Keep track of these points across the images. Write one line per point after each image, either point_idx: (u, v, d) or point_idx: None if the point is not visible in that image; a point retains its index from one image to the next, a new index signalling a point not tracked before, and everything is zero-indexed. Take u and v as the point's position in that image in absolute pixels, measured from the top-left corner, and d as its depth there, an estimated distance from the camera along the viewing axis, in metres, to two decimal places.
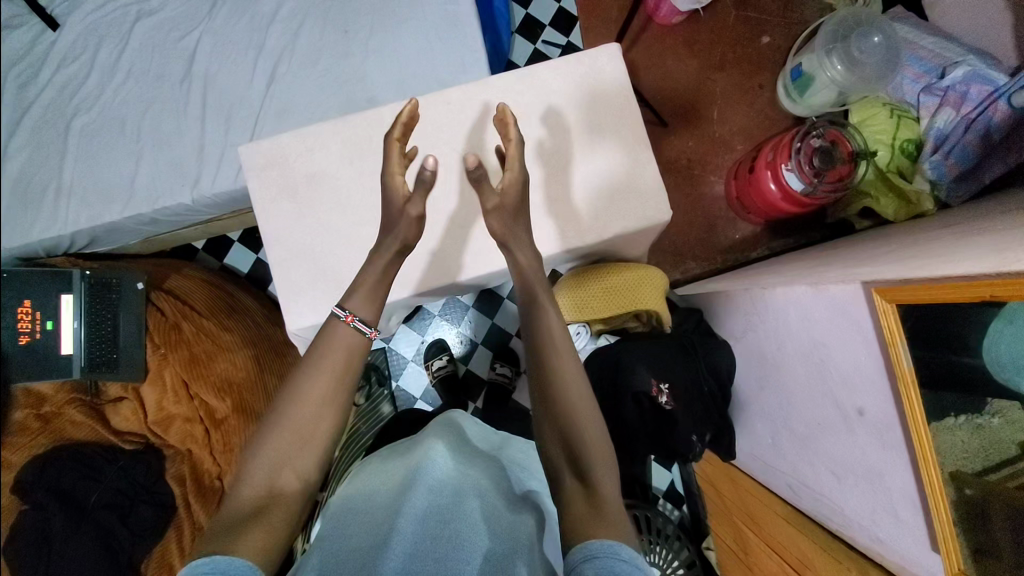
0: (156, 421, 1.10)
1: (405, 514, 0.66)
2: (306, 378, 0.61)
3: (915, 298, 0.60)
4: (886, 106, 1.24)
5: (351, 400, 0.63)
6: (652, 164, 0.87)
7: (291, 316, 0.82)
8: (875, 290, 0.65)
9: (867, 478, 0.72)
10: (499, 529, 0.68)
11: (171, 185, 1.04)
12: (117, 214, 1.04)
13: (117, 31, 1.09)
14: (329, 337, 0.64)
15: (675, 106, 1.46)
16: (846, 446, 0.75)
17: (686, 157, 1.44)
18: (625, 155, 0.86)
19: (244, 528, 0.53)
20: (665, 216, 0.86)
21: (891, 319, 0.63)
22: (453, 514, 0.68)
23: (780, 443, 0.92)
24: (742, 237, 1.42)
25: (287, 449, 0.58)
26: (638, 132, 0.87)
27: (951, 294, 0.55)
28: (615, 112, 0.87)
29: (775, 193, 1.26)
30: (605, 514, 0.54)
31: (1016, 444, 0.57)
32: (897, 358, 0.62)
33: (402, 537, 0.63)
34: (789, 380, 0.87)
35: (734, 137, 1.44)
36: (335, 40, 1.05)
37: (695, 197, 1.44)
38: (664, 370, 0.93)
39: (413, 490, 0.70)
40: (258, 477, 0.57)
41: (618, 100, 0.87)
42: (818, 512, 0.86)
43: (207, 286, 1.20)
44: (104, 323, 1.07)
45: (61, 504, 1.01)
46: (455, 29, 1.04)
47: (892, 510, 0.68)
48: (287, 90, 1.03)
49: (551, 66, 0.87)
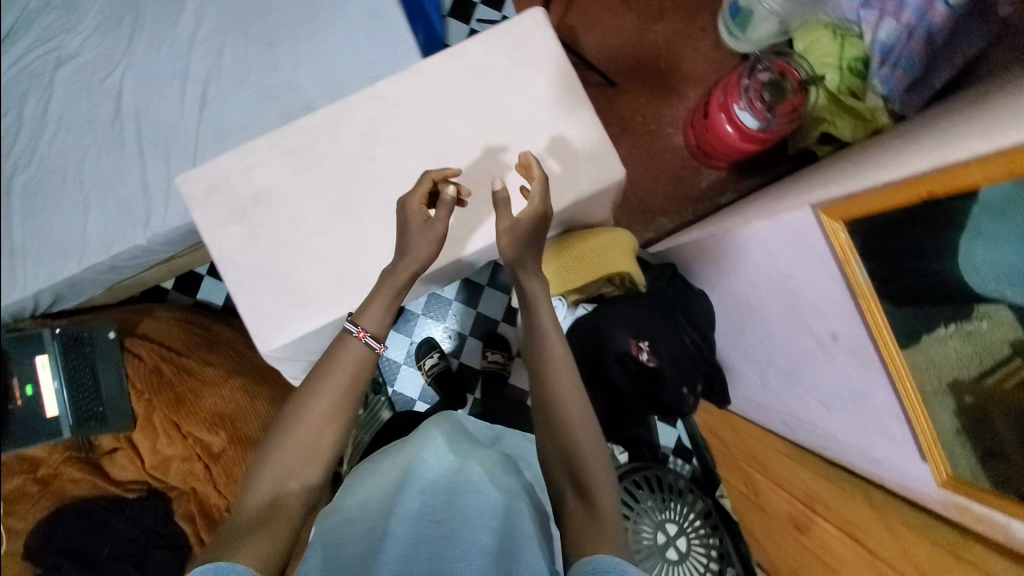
0: (155, 465, 1.10)
1: (397, 521, 0.66)
2: (313, 390, 0.63)
3: (861, 210, 0.63)
4: (829, 28, 1.22)
5: (354, 412, 0.65)
6: (598, 124, 0.84)
7: (264, 339, 0.80)
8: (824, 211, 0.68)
9: (854, 400, 0.72)
10: (499, 518, 0.69)
11: (123, 229, 1.03)
12: (75, 267, 1.03)
13: (36, 82, 1.06)
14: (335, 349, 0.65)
15: (621, 64, 1.43)
16: (827, 373, 0.75)
17: (640, 114, 1.43)
18: (568, 121, 0.84)
19: (252, 535, 0.55)
20: (619, 174, 0.84)
21: (840, 238, 0.65)
22: (450, 511, 0.69)
23: (769, 382, 0.93)
24: (708, 185, 1.41)
25: (294, 462, 0.60)
26: (578, 93, 0.84)
27: (896, 199, 0.59)
28: (552, 77, 0.84)
29: (731, 135, 1.25)
30: (605, 526, 0.57)
31: (1008, 344, 0.55)
32: (851, 274, 0.64)
33: (394, 545, 0.64)
34: (765, 318, 0.87)
35: (684, 85, 1.43)
36: (260, 53, 1.02)
37: (655, 153, 1.43)
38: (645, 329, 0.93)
39: (405, 493, 0.70)
40: (267, 488, 0.59)
41: (554, 63, 0.84)
42: (815, 444, 0.87)
43: (181, 325, 1.19)
44: (83, 379, 1.05)
45: (75, 563, 1.02)
46: (379, 22, 1.02)
47: (883, 429, 0.68)
48: (222, 112, 1.01)
49: (476, 40, 0.84)
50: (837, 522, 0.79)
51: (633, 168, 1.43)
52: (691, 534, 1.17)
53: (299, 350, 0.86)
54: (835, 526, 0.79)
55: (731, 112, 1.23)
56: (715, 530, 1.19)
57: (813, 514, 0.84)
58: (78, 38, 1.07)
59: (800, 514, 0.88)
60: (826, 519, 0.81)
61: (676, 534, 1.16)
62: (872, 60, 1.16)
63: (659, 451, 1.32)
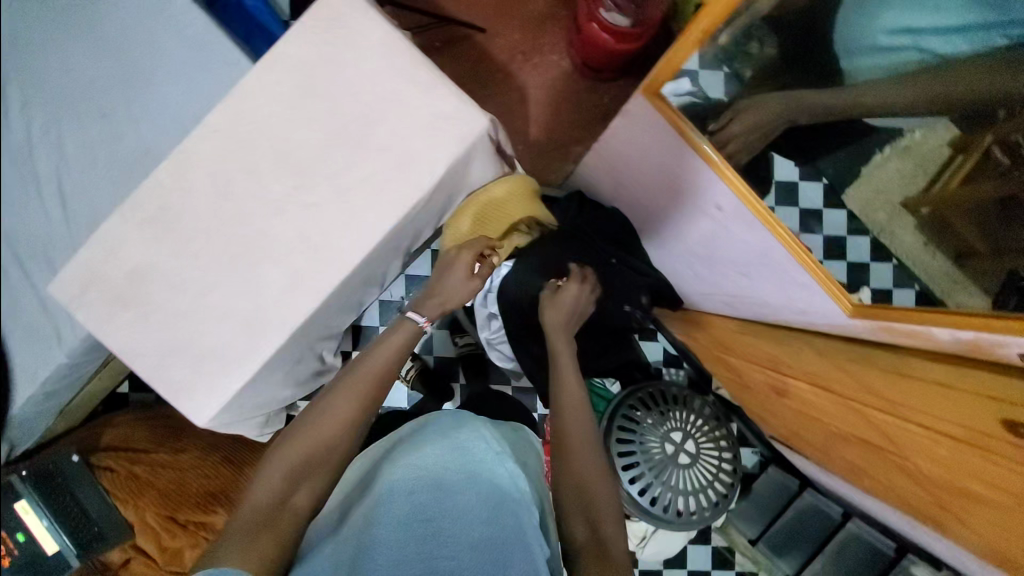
0: (167, 562, 1.07)
1: (387, 530, 0.69)
2: (339, 390, 0.80)
3: (658, 82, 0.86)
4: None
5: (371, 420, 0.81)
6: (445, 80, 0.80)
7: (196, 409, 0.78)
8: (641, 92, 0.88)
9: (758, 262, 0.85)
10: (486, 507, 0.72)
11: (40, 354, 0.99)
12: (10, 408, 0.99)
13: None
14: (373, 359, 0.84)
15: (483, 6, 1.36)
16: (738, 246, 0.87)
17: (519, 50, 1.37)
18: (414, 87, 0.79)
19: (254, 534, 0.67)
20: (484, 120, 0.80)
21: (660, 109, 0.85)
22: (443, 508, 0.71)
23: (698, 269, 0.99)
24: (609, 99, 1.38)
25: (312, 462, 0.76)
26: (413, 56, 0.79)
27: (660, 71, 0.85)
28: (381, 47, 0.79)
29: (609, 41, 1.20)
30: (609, 564, 0.68)
31: (946, 145, 0.85)
32: (698, 143, 0.80)
33: (392, 551, 0.67)
34: (677, 215, 0.94)
35: (552, 6, 1.37)
36: (101, 130, 0.98)
37: (547, 85, 1.38)
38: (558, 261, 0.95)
39: (393, 500, 0.71)
40: (276, 484, 0.73)
41: (377, 33, 0.79)
42: (758, 314, 0.97)
43: (142, 422, 1.17)
44: (68, 506, 1.03)
45: None
46: (209, 56, 0.97)
47: (796, 281, 0.82)
48: (89, 202, 0.98)
49: (290, 36, 0.78)
50: (806, 377, 0.88)
51: (531, 108, 1.38)
52: (699, 436, 1.16)
53: (242, 408, 0.85)
54: (806, 384, 0.88)
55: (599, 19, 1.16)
56: (718, 421, 1.20)
57: (782, 374, 0.92)
58: None
59: (778, 378, 0.93)
60: (796, 379, 0.90)
61: (684, 440, 1.15)
62: None
63: (650, 367, 1.31)
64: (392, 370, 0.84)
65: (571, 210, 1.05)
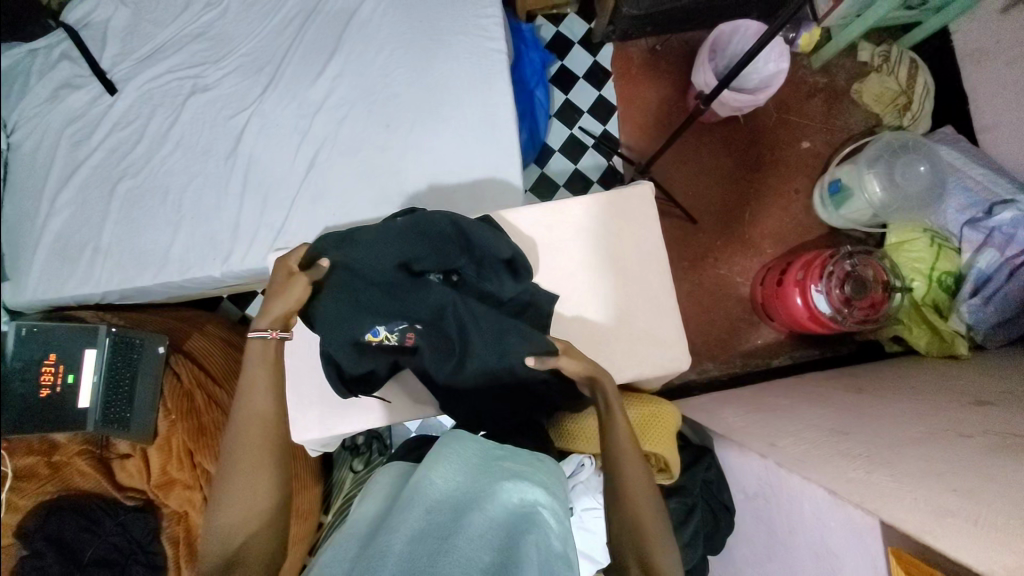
0: (158, 485, 1.09)
1: (400, 532, 0.63)
2: (246, 401, 0.74)
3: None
4: (926, 233, 1.25)
5: (284, 429, 0.75)
6: (672, 312, 0.94)
7: (310, 423, 0.90)
8: (891, 549, 0.59)
9: None
10: (449, 506, 0.68)
11: (203, 259, 1.08)
12: (149, 280, 1.08)
13: (169, 103, 1.14)
14: (250, 392, 0.74)
15: (706, 202, 1.44)
16: None
17: (713, 255, 1.42)
18: (646, 303, 0.94)
19: None
20: (686, 366, 0.93)
21: None
22: (422, 510, 0.67)
23: None
24: (764, 343, 1.39)
25: (236, 516, 0.68)
26: (662, 280, 0.95)
27: None
28: (649, 257, 0.95)
29: (801, 311, 1.22)
30: None
31: None
32: None
33: (397, 548, 0.61)
34: (793, 560, 0.79)
35: (764, 239, 1.43)
36: (376, 132, 1.09)
37: (719, 296, 1.41)
38: (366, 316, 0.78)
39: (407, 511, 0.66)
40: (223, 534, 0.68)
41: (651, 245, 0.95)
42: None
43: (223, 348, 1.25)
44: (122, 382, 1.07)
45: (59, 557, 1.01)
46: (490, 132, 1.09)
47: None
48: (326, 177, 1.08)
49: (580, 202, 0.96)
50: None
51: (693, 305, 1.40)
52: None
53: (400, 400, 0.90)
54: None
55: (806, 291, 1.20)
56: None
57: None
58: (218, 72, 1.15)
59: None
60: None
61: None
62: (965, 282, 1.19)
63: None
64: (264, 392, 0.75)
65: (686, 458, 1.00)
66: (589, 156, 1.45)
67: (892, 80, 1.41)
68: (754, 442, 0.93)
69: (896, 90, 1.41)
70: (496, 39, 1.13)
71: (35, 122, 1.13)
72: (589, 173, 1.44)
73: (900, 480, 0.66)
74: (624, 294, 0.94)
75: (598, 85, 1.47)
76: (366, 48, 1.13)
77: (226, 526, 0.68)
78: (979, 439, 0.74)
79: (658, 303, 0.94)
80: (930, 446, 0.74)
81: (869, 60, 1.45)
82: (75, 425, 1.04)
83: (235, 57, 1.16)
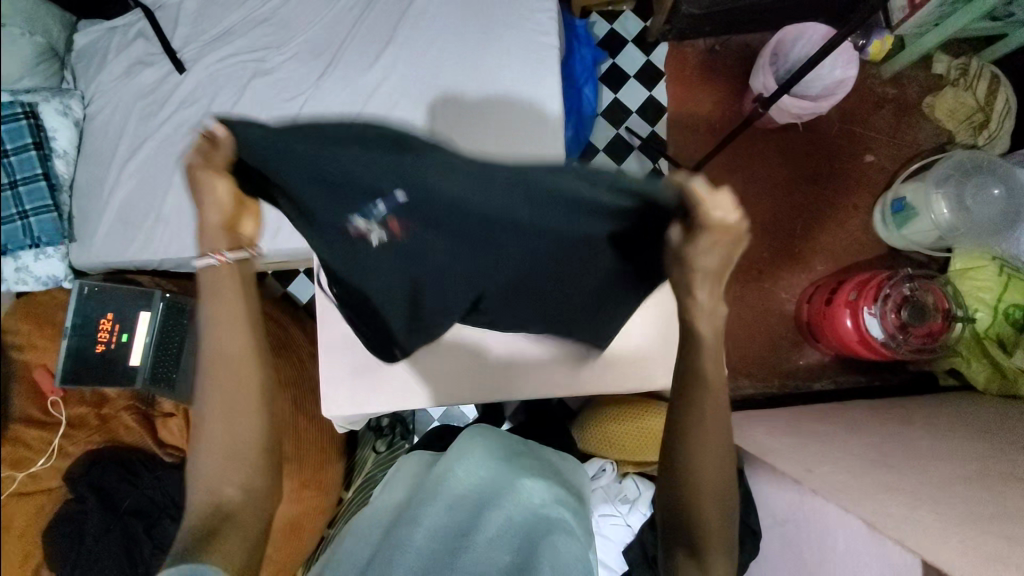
0: None
1: (421, 526, 0.70)
2: (217, 335, 0.64)
3: None
4: (995, 261, 1.17)
5: (269, 363, 0.68)
6: None
7: (340, 401, 0.92)
8: None
9: None
10: (470, 503, 0.74)
11: (252, 234, 1.13)
12: (201, 251, 1.14)
13: (232, 83, 1.19)
14: (218, 328, 0.64)
15: (756, 213, 1.38)
16: None
17: (760, 267, 1.36)
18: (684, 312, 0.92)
19: (214, 531, 0.63)
20: None
21: None
22: (443, 505, 0.73)
23: None
24: (806, 365, 1.33)
25: (218, 463, 0.65)
26: None
27: None
28: None
29: (850, 334, 1.16)
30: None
31: None
32: None
33: (417, 542, 0.68)
34: None
35: (815, 255, 1.36)
36: (424, 122, 1.11)
37: (761, 311, 1.35)
38: (326, 194, 0.54)
39: (429, 506, 0.73)
40: (207, 487, 0.65)
41: None
42: None
43: (266, 321, 1.28)
44: (172, 343, 1.14)
45: (100, 502, 1.06)
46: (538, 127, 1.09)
47: None
48: None
49: None
50: None
51: (733, 319, 1.35)
52: None
53: (444, 384, 0.92)
54: None
55: (857, 313, 1.14)
56: None
57: None
58: (279, 56, 1.19)
59: None
60: None
61: None
62: None
63: None
64: (239, 330, 0.65)
65: None
66: (636, 159, 1.42)
67: (969, 95, 1.32)
68: (785, 466, 0.89)
69: (973, 106, 1.32)
70: (549, 34, 1.12)
71: (110, 95, 1.20)
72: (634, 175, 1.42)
73: (947, 519, 0.62)
74: (662, 301, 0.92)
75: (650, 86, 1.44)
76: (420, 39, 1.14)
77: (210, 481, 0.65)
78: None
79: None
80: (981, 488, 0.69)
81: (946, 73, 1.37)
82: (125, 380, 1.10)
83: (295, 43, 1.20)
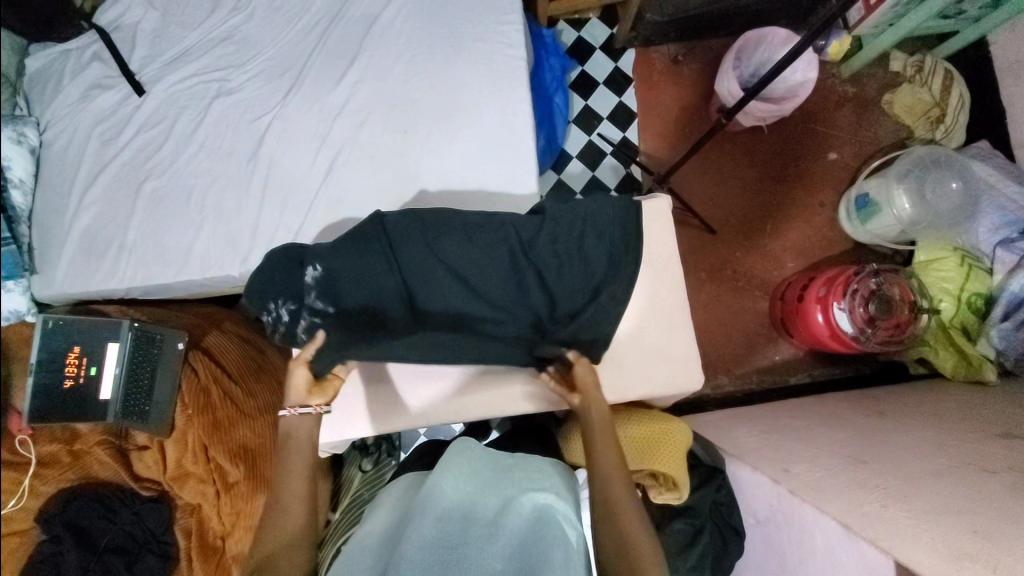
0: (174, 477, 1.11)
1: (412, 540, 0.69)
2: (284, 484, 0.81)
3: None
4: (957, 252, 1.21)
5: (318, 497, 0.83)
6: (683, 329, 0.95)
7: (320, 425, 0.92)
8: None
9: None
10: (459, 514, 0.74)
11: (222, 258, 1.11)
12: (170, 277, 1.11)
13: (195, 104, 1.16)
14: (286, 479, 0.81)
15: (727, 214, 1.41)
16: None
17: (733, 267, 1.39)
18: (660, 320, 0.94)
19: None
20: (694, 382, 0.94)
21: None
22: (433, 520, 0.72)
23: None
24: (782, 359, 1.36)
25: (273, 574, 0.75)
26: (673, 298, 0.95)
27: None
28: (664, 273, 0.95)
29: (822, 329, 1.20)
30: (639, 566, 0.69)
31: None
32: None
33: (410, 555, 0.67)
34: None
35: (786, 252, 1.39)
36: (394, 137, 1.10)
37: (736, 310, 1.38)
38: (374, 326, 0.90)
39: (419, 519, 0.71)
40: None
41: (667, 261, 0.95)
42: None
43: (242, 346, 1.26)
44: (142, 375, 1.09)
45: (77, 543, 1.03)
46: (509, 140, 1.09)
47: None
48: (345, 181, 1.09)
49: (591, 199, 0.94)
50: None
51: (709, 319, 1.37)
52: None
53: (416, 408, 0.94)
54: None
55: (827, 309, 1.17)
56: None
57: None
58: (242, 76, 1.17)
59: None
60: None
61: None
62: (996, 305, 1.13)
63: None
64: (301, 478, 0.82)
65: (696, 478, 0.99)
66: (608, 164, 1.44)
67: (925, 91, 1.36)
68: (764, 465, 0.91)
69: (928, 102, 1.36)
70: (516, 46, 1.12)
71: (65, 121, 1.17)
72: (606, 180, 1.43)
73: (918, 517, 0.64)
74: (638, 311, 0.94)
75: (619, 91, 1.45)
76: (386, 55, 1.13)
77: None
78: (1002, 476, 0.71)
79: (671, 320, 0.94)
80: (949, 483, 0.71)
81: (902, 70, 1.41)
82: (96, 416, 1.07)
83: (259, 60, 1.17)
